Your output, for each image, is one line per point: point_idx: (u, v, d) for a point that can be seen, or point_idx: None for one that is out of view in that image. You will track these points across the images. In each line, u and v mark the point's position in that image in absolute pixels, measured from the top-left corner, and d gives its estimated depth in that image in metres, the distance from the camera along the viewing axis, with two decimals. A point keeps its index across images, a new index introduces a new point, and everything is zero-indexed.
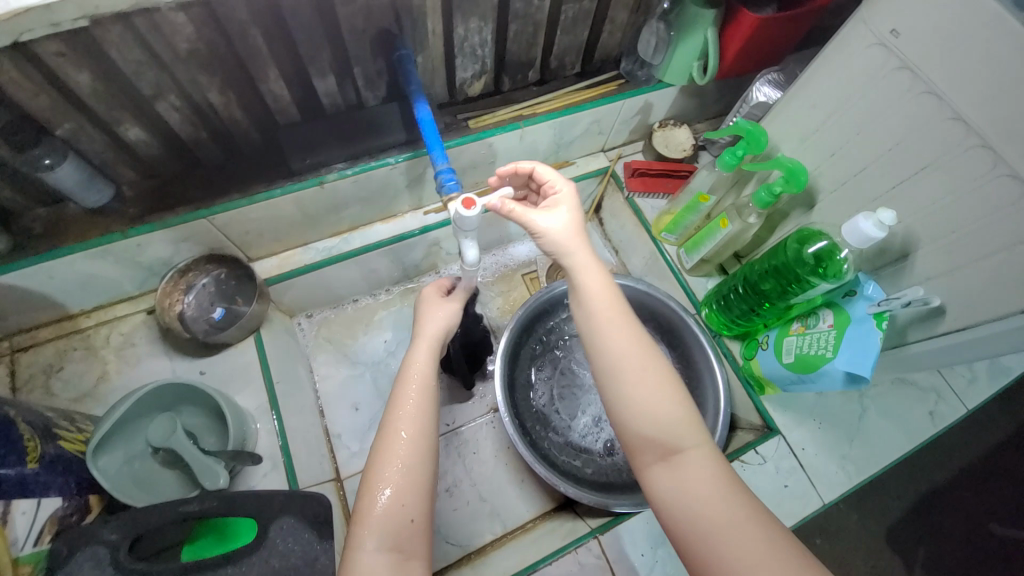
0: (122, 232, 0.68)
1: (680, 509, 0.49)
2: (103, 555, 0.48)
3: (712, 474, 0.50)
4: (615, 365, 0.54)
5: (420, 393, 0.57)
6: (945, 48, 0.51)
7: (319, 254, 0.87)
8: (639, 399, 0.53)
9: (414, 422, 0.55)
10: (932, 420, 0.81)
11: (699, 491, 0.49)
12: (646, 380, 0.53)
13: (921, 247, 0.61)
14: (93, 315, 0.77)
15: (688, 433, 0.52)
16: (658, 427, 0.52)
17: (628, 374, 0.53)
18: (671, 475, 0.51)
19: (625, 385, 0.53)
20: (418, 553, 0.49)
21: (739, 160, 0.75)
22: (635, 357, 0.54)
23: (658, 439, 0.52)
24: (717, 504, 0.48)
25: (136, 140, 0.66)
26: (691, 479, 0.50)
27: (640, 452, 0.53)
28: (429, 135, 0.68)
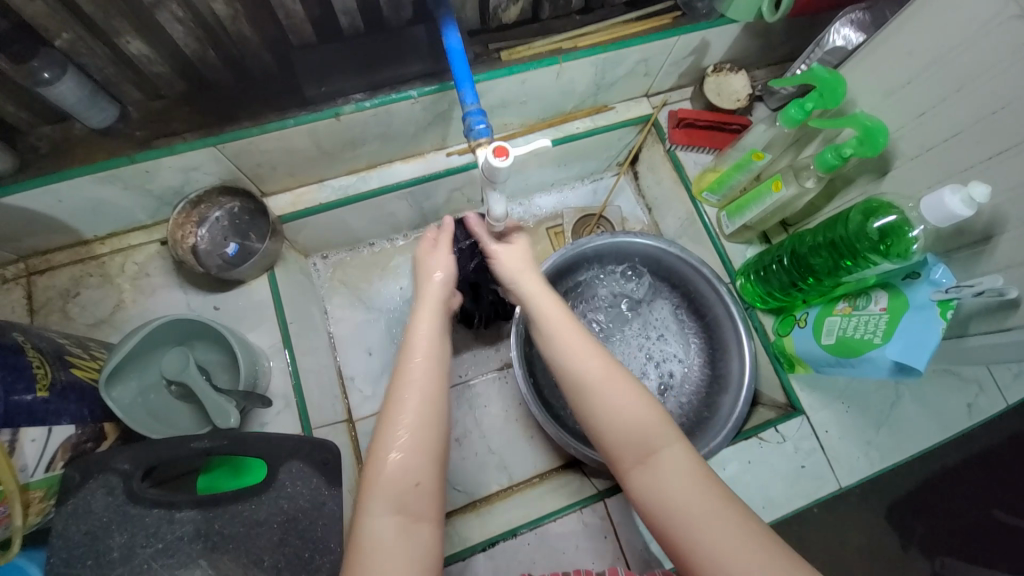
0: (129, 156, 0.64)
1: (661, 509, 0.49)
2: (116, 483, 0.49)
3: (687, 471, 0.50)
4: (581, 370, 0.55)
5: (427, 358, 0.54)
6: None
7: (335, 192, 0.83)
8: (603, 396, 0.53)
9: (420, 387, 0.52)
10: (969, 413, 0.75)
11: (675, 491, 0.49)
12: (611, 381, 0.54)
13: (1008, 230, 0.53)
14: (107, 242, 0.75)
15: (654, 426, 0.52)
16: (623, 422, 0.52)
17: (586, 371, 0.55)
18: (647, 476, 0.51)
19: (587, 386, 0.54)
20: (424, 513, 0.48)
21: (806, 114, 0.66)
22: (588, 356, 0.56)
23: (624, 436, 0.52)
24: (691, 498, 0.48)
25: (140, 56, 0.61)
26: (666, 476, 0.50)
27: (612, 450, 0.53)
28: (457, 66, 0.60)
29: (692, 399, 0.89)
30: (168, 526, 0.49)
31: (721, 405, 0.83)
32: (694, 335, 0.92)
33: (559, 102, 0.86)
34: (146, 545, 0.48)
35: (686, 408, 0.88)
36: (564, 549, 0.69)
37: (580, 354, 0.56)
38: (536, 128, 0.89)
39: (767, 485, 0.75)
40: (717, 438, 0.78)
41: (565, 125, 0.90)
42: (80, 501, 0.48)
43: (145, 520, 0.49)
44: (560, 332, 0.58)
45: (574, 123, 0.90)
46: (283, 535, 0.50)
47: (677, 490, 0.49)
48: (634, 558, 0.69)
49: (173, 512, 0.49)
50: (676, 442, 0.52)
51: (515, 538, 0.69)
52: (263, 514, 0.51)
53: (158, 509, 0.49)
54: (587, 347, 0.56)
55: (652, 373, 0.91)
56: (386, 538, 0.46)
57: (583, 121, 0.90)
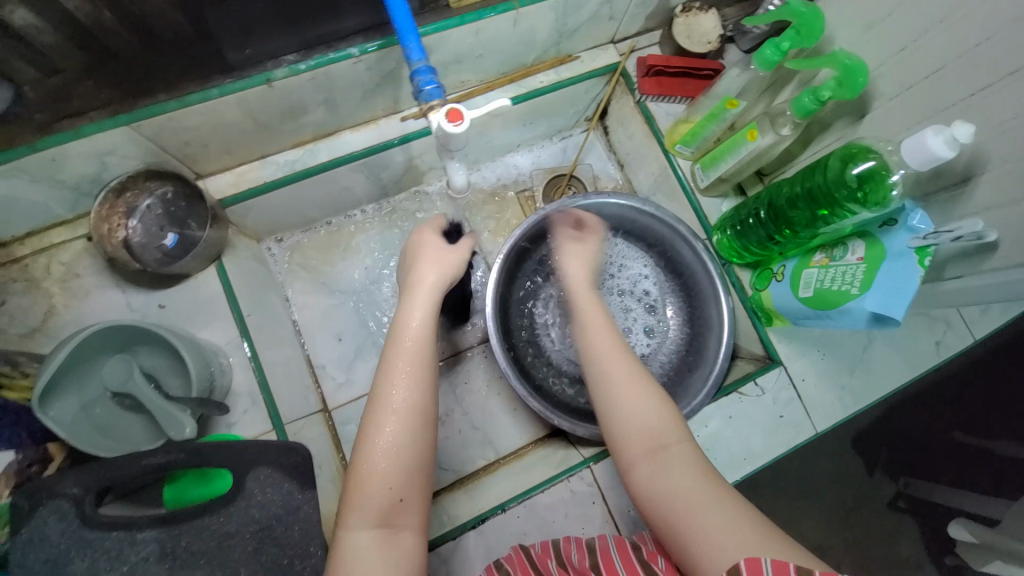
0: (30, 143, 0.56)
1: (663, 502, 0.49)
2: (68, 509, 0.46)
3: (693, 466, 0.50)
4: (606, 374, 0.56)
5: (420, 353, 0.51)
6: None
7: (280, 169, 0.75)
8: (621, 392, 0.55)
9: (404, 398, 0.49)
10: (937, 351, 0.76)
11: (681, 485, 0.49)
12: (627, 384, 0.55)
13: (988, 170, 0.52)
14: (27, 242, 0.67)
15: (668, 425, 0.53)
16: (636, 423, 0.53)
17: (613, 371, 0.56)
18: (654, 474, 0.50)
19: (609, 389, 0.56)
20: (410, 523, 0.47)
21: (782, 56, 0.61)
22: (613, 355, 0.58)
23: (634, 435, 0.53)
24: (695, 492, 0.48)
25: (21, 23, 0.51)
26: (672, 470, 0.50)
27: (622, 447, 0.53)
28: (400, 17, 0.53)
29: (672, 357, 0.89)
30: (130, 548, 0.45)
31: (702, 362, 0.83)
32: (673, 294, 0.91)
33: (519, 55, 0.79)
34: (109, 570, 0.45)
35: (667, 368, 0.89)
36: (554, 519, 0.69)
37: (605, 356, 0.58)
38: (497, 84, 0.82)
39: (748, 437, 0.76)
40: (699, 397, 0.78)
41: (528, 79, 0.83)
42: (33, 531, 0.45)
43: (106, 543, 0.45)
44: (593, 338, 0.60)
45: (537, 76, 0.83)
46: (259, 545, 0.48)
47: (680, 485, 0.48)
48: (623, 521, 0.70)
49: (134, 532, 0.46)
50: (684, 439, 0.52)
51: (505, 512, 0.69)
52: (234, 526, 0.48)
53: (117, 532, 0.46)
54: (611, 347, 0.58)
55: (632, 336, 0.90)
56: (365, 554, 0.44)
57: (547, 74, 0.84)
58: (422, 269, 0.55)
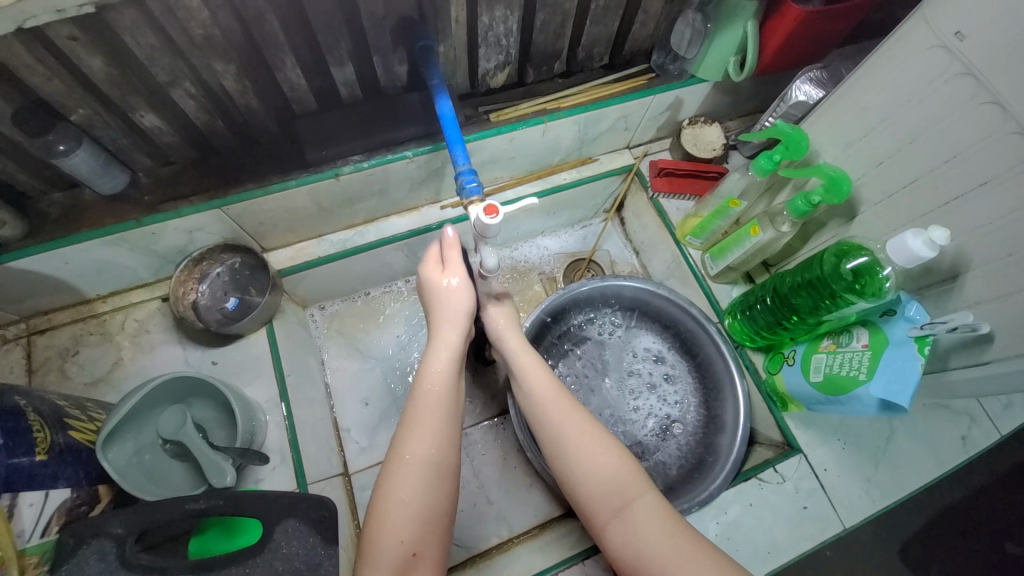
0: (137, 219, 0.67)
1: (639, 560, 0.52)
2: (109, 548, 0.48)
3: (659, 520, 0.53)
4: (563, 430, 0.59)
5: (437, 401, 0.57)
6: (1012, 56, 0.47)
7: (333, 246, 0.86)
8: (580, 455, 0.57)
9: (421, 444, 0.54)
10: (964, 446, 0.75)
11: (652, 541, 0.52)
12: (585, 439, 0.58)
13: (972, 268, 0.57)
14: (109, 300, 0.77)
15: (630, 480, 0.55)
16: (600, 480, 0.56)
17: (564, 429, 0.59)
18: (623, 528, 0.53)
19: (568, 445, 0.58)
20: None
21: (775, 166, 0.71)
22: (567, 415, 0.60)
23: (600, 492, 0.55)
24: (668, 548, 0.51)
25: (152, 127, 0.65)
26: (642, 526, 0.53)
27: (590, 508, 0.56)
28: (450, 130, 0.65)
29: (689, 440, 0.89)
30: None
31: (718, 445, 0.84)
32: (688, 375, 0.93)
33: (546, 157, 0.91)
34: None
35: (684, 450, 0.88)
36: None
37: (557, 417, 0.60)
38: (525, 180, 0.94)
39: (771, 528, 0.74)
40: (716, 481, 0.77)
41: (552, 176, 0.95)
42: (71, 570, 0.47)
43: None
44: (544, 394, 0.62)
45: (561, 174, 0.95)
46: None
47: (652, 539, 0.52)
48: None
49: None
50: (648, 492, 0.55)
51: None
52: None
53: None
54: (566, 407, 0.61)
55: (646, 418, 0.91)
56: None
57: (570, 172, 0.96)
58: (442, 307, 0.61)
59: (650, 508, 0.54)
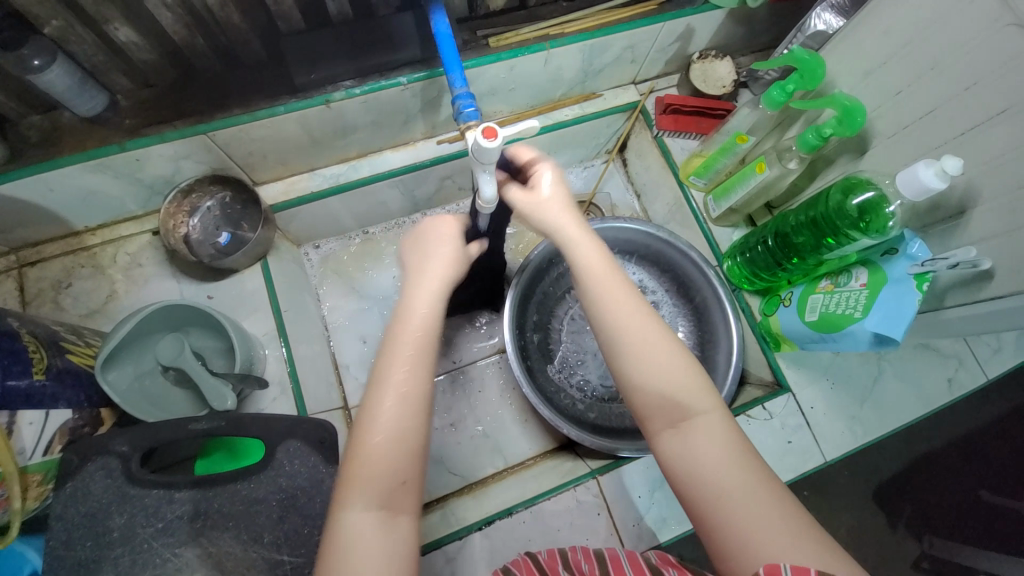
0: (119, 144, 0.64)
1: (691, 475, 0.48)
2: (115, 465, 0.50)
3: (721, 441, 0.48)
4: (616, 324, 0.52)
5: (422, 335, 0.48)
6: None
7: (326, 181, 0.83)
8: (643, 353, 0.51)
9: (410, 372, 0.46)
10: (949, 388, 0.78)
11: (712, 459, 0.47)
12: (650, 341, 0.51)
13: (980, 204, 0.55)
14: (98, 233, 0.76)
15: (698, 395, 0.50)
16: (664, 386, 0.50)
17: (622, 325, 0.52)
18: (680, 440, 0.49)
19: (627, 341, 0.51)
20: (407, 507, 0.44)
21: (788, 97, 0.67)
22: (627, 306, 0.52)
23: (662, 401, 0.50)
24: (729, 468, 0.47)
25: (128, 43, 0.61)
26: (702, 444, 0.48)
27: (646, 411, 0.50)
28: (446, 51, 0.61)
29: None
30: (167, 506, 0.49)
31: (710, 383, 0.85)
32: (684, 317, 0.94)
33: (548, 89, 0.87)
34: (146, 525, 0.48)
35: None
36: (559, 526, 0.70)
37: (619, 312, 0.52)
38: (526, 115, 0.90)
39: None
40: None
41: (554, 112, 0.91)
42: (77, 485, 0.49)
43: (145, 501, 0.49)
44: (616, 294, 0.53)
45: (563, 110, 0.91)
46: (283, 513, 0.51)
47: (710, 457, 0.47)
48: (626, 532, 0.71)
49: (172, 491, 0.50)
50: (713, 410, 0.50)
51: (511, 516, 0.71)
52: (262, 493, 0.51)
53: (157, 489, 0.50)
54: (629, 297, 0.53)
55: None
56: (367, 536, 0.42)
57: (572, 108, 0.92)
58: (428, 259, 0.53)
59: (713, 424, 0.49)
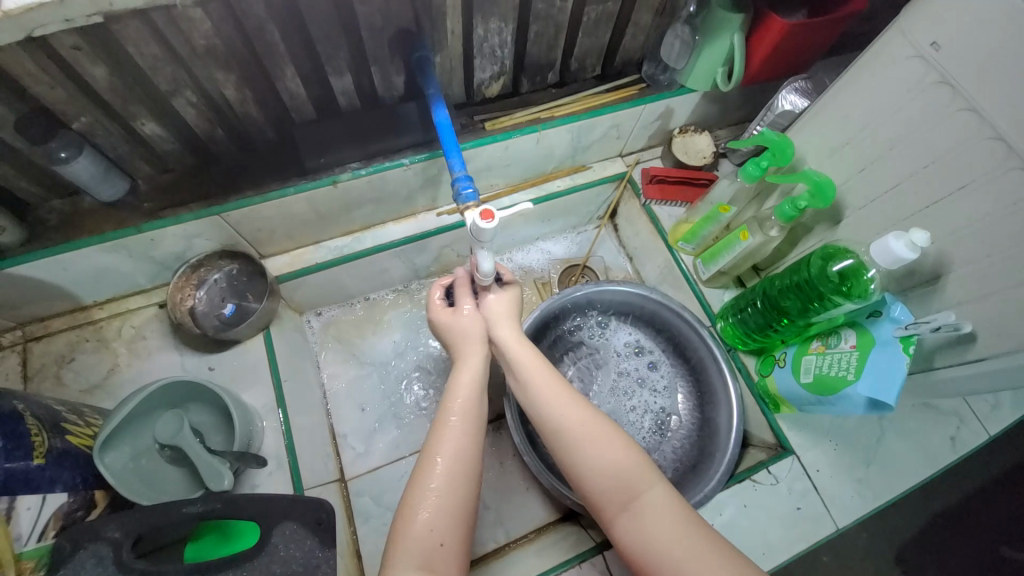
0: (136, 225, 0.68)
1: (645, 552, 0.52)
2: (106, 552, 0.48)
3: (670, 512, 0.53)
4: (562, 421, 0.59)
5: (463, 417, 0.59)
6: (990, 62, 0.49)
7: (330, 253, 0.87)
8: (586, 444, 0.57)
9: (452, 447, 0.57)
10: (953, 446, 0.77)
11: (663, 533, 0.52)
12: (591, 431, 0.58)
13: (954, 270, 0.58)
14: (106, 307, 0.78)
15: (637, 472, 0.56)
16: (608, 469, 0.56)
17: (566, 422, 0.59)
18: (633, 521, 0.54)
19: (570, 436, 0.58)
20: (449, 572, 0.51)
21: (762, 172, 0.72)
22: (568, 405, 0.60)
23: (608, 484, 0.56)
24: (678, 539, 0.51)
25: (152, 135, 0.66)
26: (650, 519, 0.53)
27: (600, 498, 0.56)
28: (446, 138, 0.66)
29: (684, 442, 0.90)
30: None
31: (713, 446, 0.84)
32: (681, 378, 0.95)
33: (540, 164, 0.93)
34: None
35: (680, 451, 0.89)
36: None
37: (566, 411, 0.60)
38: (520, 187, 0.96)
39: (765, 529, 0.75)
40: (711, 482, 0.78)
41: (547, 184, 0.97)
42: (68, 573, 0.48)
43: None
44: (550, 398, 0.61)
45: (555, 182, 0.97)
46: None
47: (660, 532, 0.52)
48: None
49: None
50: (657, 483, 0.55)
51: None
52: None
53: None
54: (570, 397, 0.61)
55: (646, 416, 0.92)
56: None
57: (563, 180, 0.98)
58: (462, 341, 0.67)
59: (657, 498, 0.54)
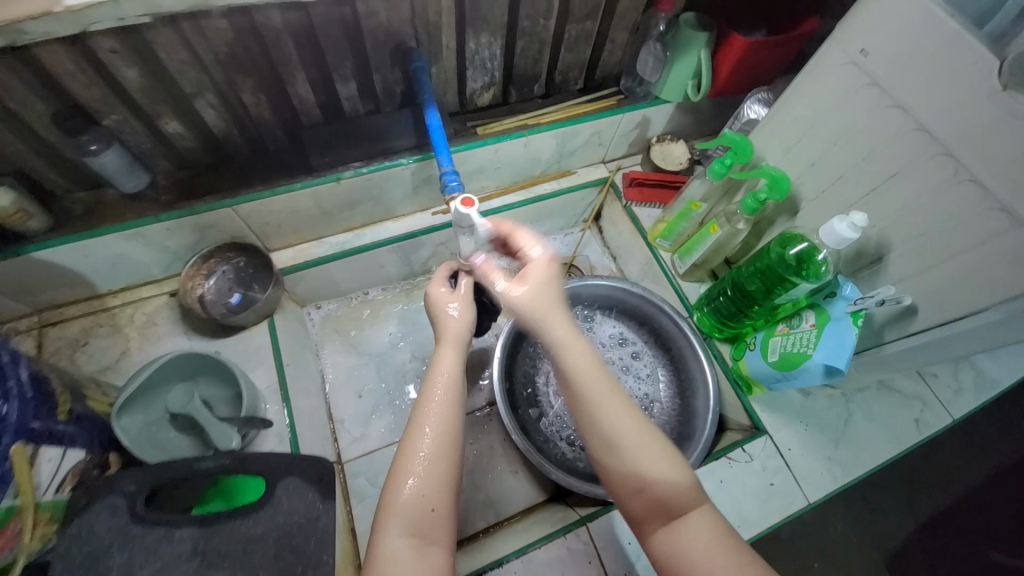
0: (155, 215, 0.74)
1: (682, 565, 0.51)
2: (120, 504, 0.52)
3: (714, 536, 0.51)
4: (609, 425, 0.56)
5: (448, 390, 0.60)
6: (922, 56, 0.55)
7: (332, 247, 0.93)
8: (633, 453, 0.55)
9: (436, 417, 0.57)
10: (918, 428, 0.84)
11: (703, 553, 0.50)
12: (640, 440, 0.55)
13: (894, 250, 0.64)
14: (119, 295, 0.83)
15: (683, 491, 0.53)
16: (653, 482, 0.54)
17: (614, 427, 0.55)
18: (671, 536, 0.52)
19: (617, 443, 0.55)
20: (439, 539, 0.53)
21: (727, 169, 0.79)
22: (617, 411, 0.56)
23: (649, 496, 0.54)
24: (720, 561, 0.49)
25: (174, 134, 0.72)
26: (690, 538, 0.51)
27: (638, 508, 0.55)
28: (434, 137, 0.74)
29: (666, 427, 0.94)
30: (166, 544, 0.51)
31: (692, 427, 0.89)
32: (663, 367, 0.99)
33: (529, 168, 1.00)
34: (144, 565, 0.49)
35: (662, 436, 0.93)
36: None
37: (614, 417, 0.56)
38: (509, 190, 1.03)
39: (740, 503, 0.79)
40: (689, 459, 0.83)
41: (535, 187, 1.04)
42: (83, 523, 0.51)
43: (146, 539, 0.51)
44: (601, 399, 0.57)
45: (542, 185, 1.05)
46: (278, 551, 0.53)
47: (702, 553, 0.50)
48: None
49: (173, 530, 0.52)
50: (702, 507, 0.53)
51: (502, 566, 0.71)
52: (259, 529, 0.53)
53: (159, 528, 0.52)
54: (621, 406, 0.56)
55: None
56: (401, 558, 0.49)
57: (550, 183, 1.05)
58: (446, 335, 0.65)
59: (702, 521, 0.52)
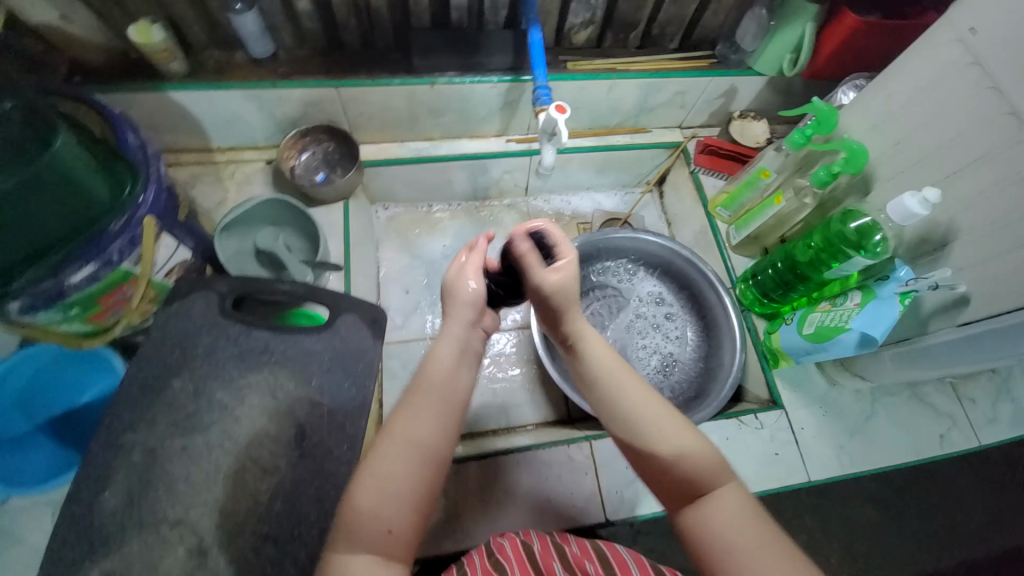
0: (272, 82, 0.83)
1: (712, 547, 0.48)
2: (213, 297, 0.62)
3: (742, 505, 0.50)
4: (631, 410, 0.53)
5: (439, 392, 0.51)
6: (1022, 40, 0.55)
7: (411, 151, 1.00)
8: (659, 433, 0.52)
9: (413, 425, 0.49)
10: (942, 443, 0.84)
11: (738, 531, 0.48)
12: (660, 416, 0.53)
13: (959, 237, 0.64)
14: (226, 153, 0.94)
15: (711, 466, 0.51)
16: (681, 460, 0.51)
17: (637, 410, 0.53)
18: (700, 513, 0.50)
19: (638, 423, 0.53)
20: (401, 555, 0.47)
21: (807, 140, 0.80)
22: (638, 390, 0.55)
23: (679, 473, 0.51)
24: (752, 540, 0.47)
25: (302, 12, 0.80)
26: (722, 513, 0.49)
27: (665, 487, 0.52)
28: (537, 57, 0.78)
29: (683, 386, 0.98)
30: (244, 337, 0.61)
31: (710, 389, 0.91)
32: (694, 332, 1.02)
33: (607, 115, 1.03)
34: (226, 347, 0.60)
35: (678, 392, 0.97)
36: (549, 474, 0.79)
37: (635, 399, 0.54)
38: (583, 134, 1.06)
39: (740, 462, 0.82)
40: (702, 412, 0.83)
41: (609, 137, 1.07)
42: (182, 305, 0.61)
43: (229, 329, 0.61)
44: (622, 384, 0.55)
45: (616, 136, 1.07)
46: (331, 366, 0.62)
47: (736, 528, 0.48)
48: (608, 497, 0.78)
49: (249, 329, 0.61)
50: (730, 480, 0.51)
51: (508, 455, 0.80)
52: (318, 346, 0.62)
53: (238, 325, 0.61)
54: (644, 390, 0.55)
55: (653, 357, 1.00)
56: (355, 574, 0.44)
57: (625, 136, 1.08)
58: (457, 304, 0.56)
59: (732, 494, 0.50)
